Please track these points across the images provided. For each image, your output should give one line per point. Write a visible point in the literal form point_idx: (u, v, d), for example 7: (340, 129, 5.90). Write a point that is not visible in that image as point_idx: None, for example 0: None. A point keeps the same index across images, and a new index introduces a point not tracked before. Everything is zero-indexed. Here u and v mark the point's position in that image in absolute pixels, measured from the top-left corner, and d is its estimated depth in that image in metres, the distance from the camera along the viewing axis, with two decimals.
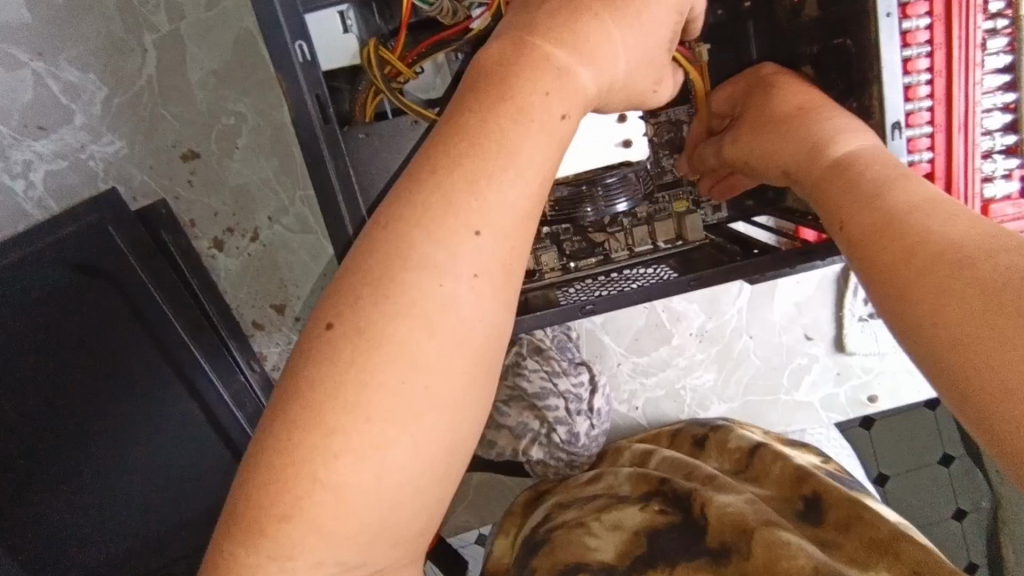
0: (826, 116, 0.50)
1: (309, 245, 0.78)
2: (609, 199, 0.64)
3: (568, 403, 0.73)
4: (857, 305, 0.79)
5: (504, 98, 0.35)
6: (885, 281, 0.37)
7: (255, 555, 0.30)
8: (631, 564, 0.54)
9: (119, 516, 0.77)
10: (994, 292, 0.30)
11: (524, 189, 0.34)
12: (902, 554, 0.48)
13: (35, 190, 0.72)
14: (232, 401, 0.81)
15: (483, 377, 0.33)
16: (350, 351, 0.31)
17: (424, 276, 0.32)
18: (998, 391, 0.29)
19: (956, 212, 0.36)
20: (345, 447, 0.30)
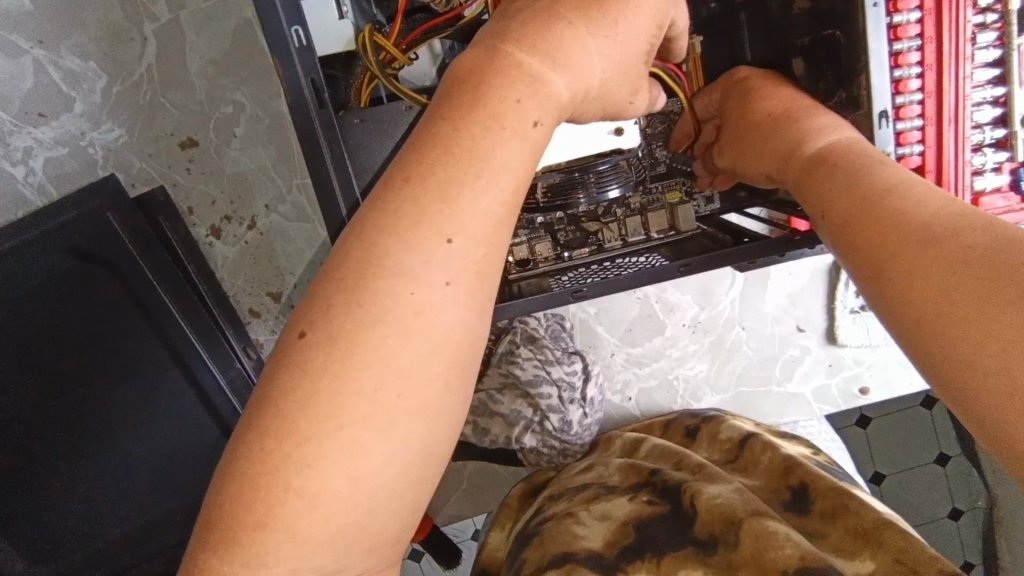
0: (808, 115, 0.52)
1: (306, 234, 0.79)
2: (602, 186, 0.64)
3: (561, 391, 0.74)
4: (849, 298, 0.80)
5: (477, 106, 0.35)
6: (862, 263, 0.37)
7: (229, 564, 0.31)
8: (619, 554, 0.55)
9: (119, 502, 0.78)
10: (958, 268, 0.31)
11: (496, 197, 0.35)
12: (885, 541, 0.49)
13: (34, 176, 0.72)
14: (230, 389, 0.82)
15: (457, 386, 0.34)
16: (323, 358, 0.31)
17: (396, 283, 0.32)
18: (961, 363, 0.30)
19: (928, 194, 0.37)
20: (317, 456, 0.30)
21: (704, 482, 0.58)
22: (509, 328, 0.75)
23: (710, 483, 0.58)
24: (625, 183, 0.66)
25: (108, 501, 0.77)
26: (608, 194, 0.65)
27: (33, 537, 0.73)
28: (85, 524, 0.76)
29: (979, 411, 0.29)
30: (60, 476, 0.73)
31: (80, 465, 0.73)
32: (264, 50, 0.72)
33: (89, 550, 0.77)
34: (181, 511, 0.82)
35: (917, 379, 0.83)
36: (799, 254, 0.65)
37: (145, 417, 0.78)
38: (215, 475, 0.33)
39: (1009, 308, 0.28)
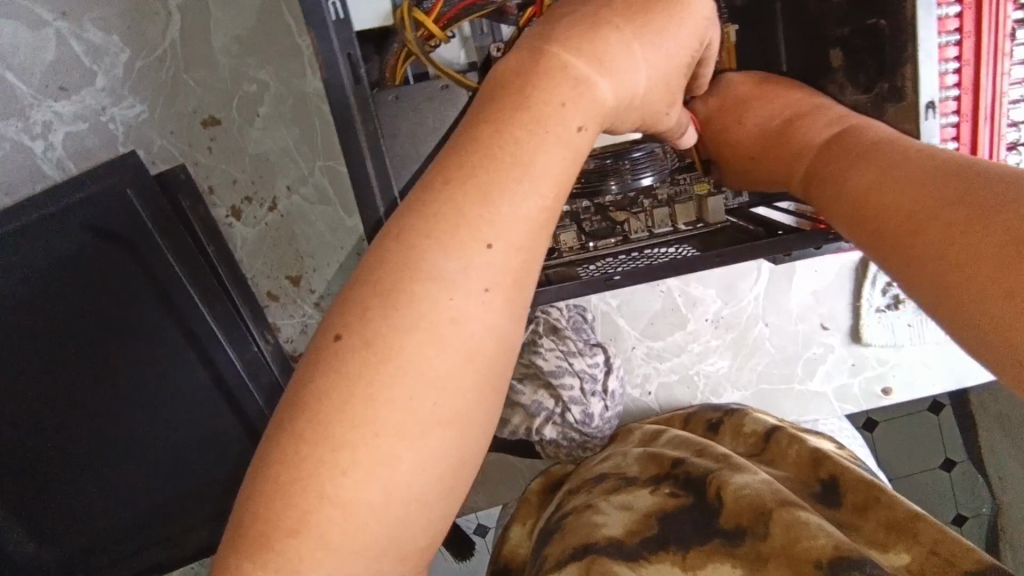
0: (805, 127, 0.56)
1: (327, 217, 0.78)
2: (637, 173, 0.63)
3: (583, 383, 0.73)
4: (875, 297, 0.78)
5: (522, 109, 0.34)
6: (873, 250, 0.43)
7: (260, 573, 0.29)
8: (641, 544, 0.53)
9: (138, 481, 0.78)
10: (949, 240, 0.37)
11: (538, 203, 0.33)
12: (921, 534, 0.47)
13: (54, 151, 0.71)
14: (245, 369, 0.79)
15: (492, 395, 0.33)
16: (358, 364, 0.30)
17: (433, 287, 0.31)
18: (968, 317, 0.35)
19: (906, 178, 0.42)
20: (353, 463, 0.29)
21: (731, 472, 0.57)
22: (531, 317, 0.73)
23: (735, 473, 0.56)
24: (659, 171, 0.65)
25: (129, 478, 0.77)
26: (641, 181, 0.63)
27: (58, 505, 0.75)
28: (110, 495, 0.77)
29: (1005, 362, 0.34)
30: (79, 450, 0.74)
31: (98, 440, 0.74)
32: (291, 28, 0.71)
33: (112, 523, 0.79)
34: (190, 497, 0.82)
35: (940, 381, 0.82)
36: (834, 248, 0.64)
37: (157, 400, 0.77)
38: (243, 480, 0.31)
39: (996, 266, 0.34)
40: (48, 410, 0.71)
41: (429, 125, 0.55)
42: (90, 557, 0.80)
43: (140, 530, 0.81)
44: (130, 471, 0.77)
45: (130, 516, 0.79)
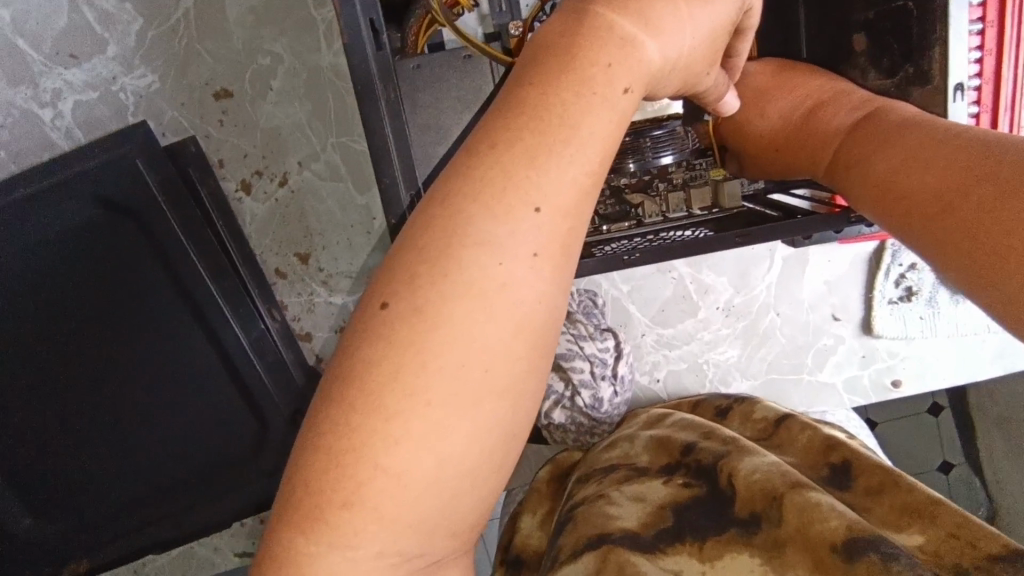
0: (829, 113, 0.55)
1: (339, 194, 0.77)
2: (657, 151, 0.70)
3: (593, 367, 0.72)
4: (888, 288, 0.78)
5: (569, 70, 0.33)
6: (903, 232, 0.42)
7: (315, 544, 0.29)
8: (655, 535, 0.52)
9: (137, 456, 0.77)
10: (984, 215, 0.36)
11: (584, 168, 0.32)
12: (939, 517, 0.47)
13: (63, 120, 0.71)
14: (253, 349, 0.77)
15: (540, 367, 0.32)
16: (407, 331, 0.29)
17: (480, 252, 0.30)
18: (1007, 292, 0.34)
19: (934, 159, 0.41)
20: (405, 434, 0.29)
21: (740, 457, 0.56)
22: None
23: (745, 457, 0.56)
24: (680, 150, 0.71)
25: (129, 453, 0.77)
26: (662, 159, 0.70)
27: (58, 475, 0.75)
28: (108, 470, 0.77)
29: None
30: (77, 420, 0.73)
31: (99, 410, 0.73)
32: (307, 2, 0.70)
33: (112, 498, 0.78)
34: (193, 476, 0.80)
35: (953, 375, 0.81)
36: (855, 231, 0.64)
37: (162, 376, 0.76)
38: (290, 456, 0.31)
39: None
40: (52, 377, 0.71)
41: (448, 94, 0.55)
42: (88, 534, 0.79)
43: (136, 508, 0.80)
44: (131, 446, 0.77)
45: (129, 493, 0.79)
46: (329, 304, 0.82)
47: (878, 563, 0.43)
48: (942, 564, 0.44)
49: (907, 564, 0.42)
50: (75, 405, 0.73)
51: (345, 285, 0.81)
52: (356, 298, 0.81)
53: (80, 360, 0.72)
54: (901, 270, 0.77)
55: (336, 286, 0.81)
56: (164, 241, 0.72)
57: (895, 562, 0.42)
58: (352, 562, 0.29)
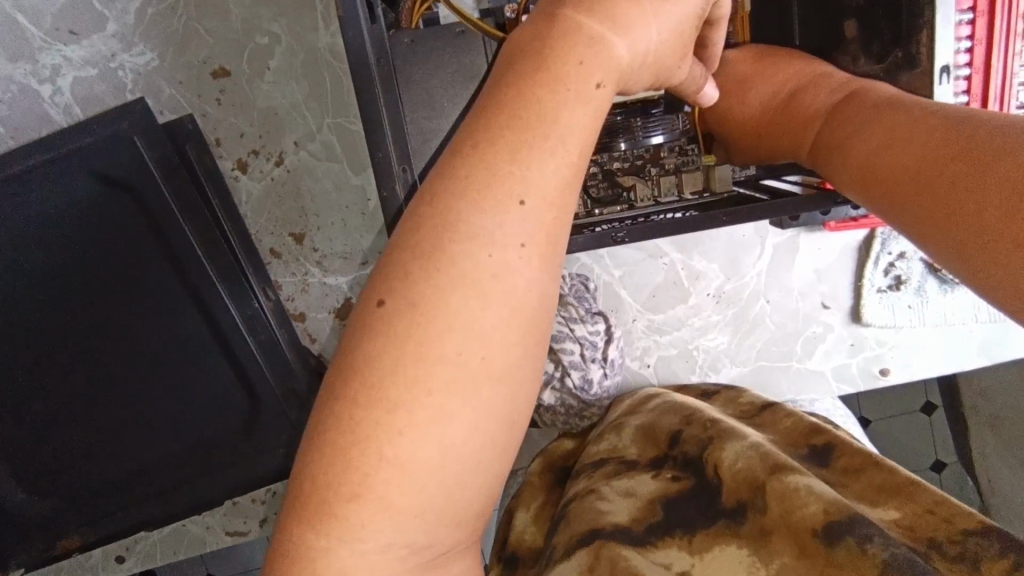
0: (809, 98, 0.56)
1: (334, 174, 0.79)
2: (646, 130, 0.69)
3: (583, 349, 0.73)
4: (877, 276, 0.79)
5: (541, 69, 0.34)
6: (886, 211, 0.43)
7: (325, 538, 0.30)
8: (647, 529, 0.51)
9: (128, 429, 0.78)
10: (963, 188, 0.37)
11: (564, 160, 0.34)
12: (918, 495, 0.47)
13: (61, 95, 0.73)
14: (244, 323, 0.77)
15: (536, 354, 0.33)
16: (405, 327, 0.30)
17: (472, 245, 0.31)
18: (990, 261, 0.35)
19: (912, 137, 0.42)
20: (408, 423, 0.30)
21: (720, 441, 0.56)
22: None
23: (724, 441, 0.55)
24: (670, 131, 0.70)
25: (120, 425, 0.77)
26: (652, 139, 0.69)
27: (52, 445, 0.76)
28: (100, 444, 0.77)
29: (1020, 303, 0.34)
30: (68, 391, 0.74)
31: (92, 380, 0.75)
32: None
33: (103, 472, 0.79)
34: (186, 452, 0.80)
35: (940, 365, 0.82)
36: (843, 212, 0.66)
37: (156, 356, 0.77)
38: (297, 455, 0.32)
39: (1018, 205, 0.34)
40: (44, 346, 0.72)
41: (440, 71, 0.55)
42: (78, 508, 0.79)
43: (127, 484, 0.80)
44: (122, 420, 0.77)
45: (120, 469, 0.79)
46: (323, 284, 0.83)
47: (856, 547, 0.42)
48: (917, 538, 0.44)
49: (882, 545, 0.41)
50: (71, 378, 0.74)
51: (338, 266, 0.82)
52: (350, 278, 0.83)
53: (81, 335, 0.73)
54: (891, 258, 0.78)
55: (330, 267, 0.82)
56: (165, 225, 0.72)
57: (872, 544, 0.41)
58: (361, 556, 0.30)
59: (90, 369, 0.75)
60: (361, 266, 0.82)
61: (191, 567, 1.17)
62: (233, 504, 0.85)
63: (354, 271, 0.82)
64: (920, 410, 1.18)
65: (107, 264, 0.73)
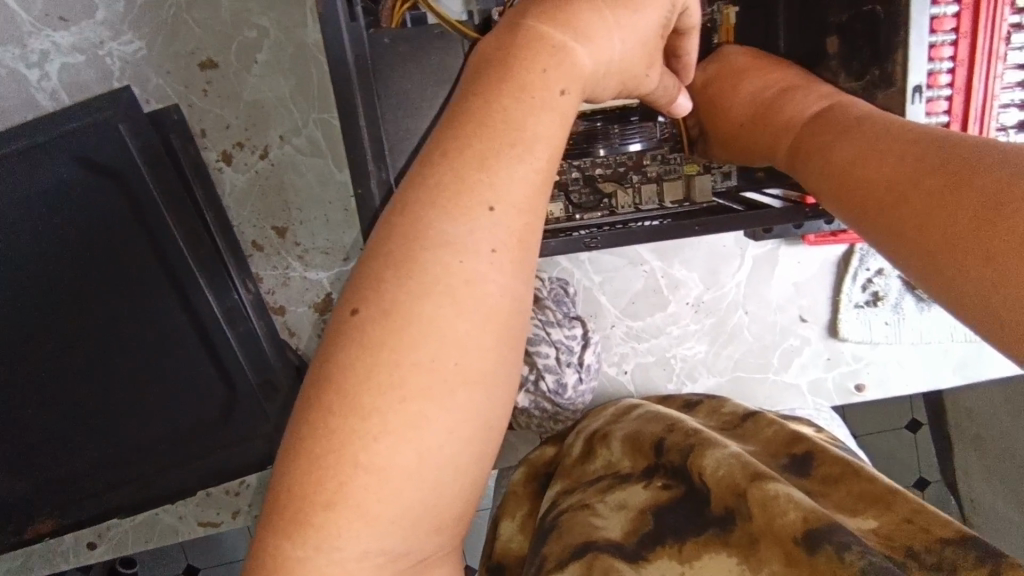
0: (794, 105, 0.56)
1: (318, 169, 0.80)
2: (624, 137, 0.69)
3: (558, 353, 0.73)
4: (854, 292, 0.79)
5: (506, 78, 0.35)
6: (859, 223, 0.43)
7: (302, 547, 0.30)
8: (639, 542, 0.50)
9: (104, 416, 0.78)
10: (934, 204, 0.37)
11: (532, 166, 0.34)
12: (896, 505, 0.46)
13: (49, 81, 0.74)
14: (224, 318, 0.77)
15: (511, 360, 0.33)
16: (379, 333, 0.31)
17: (444, 252, 0.32)
18: (954, 278, 0.35)
19: (890, 152, 0.42)
20: (383, 429, 0.30)
21: (700, 446, 0.54)
22: None
23: (706, 448, 0.53)
24: (648, 139, 0.70)
25: (96, 412, 0.78)
26: (629, 146, 0.70)
27: (29, 428, 0.76)
28: (78, 429, 0.78)
29: (984, 320, 0.34)
30: (46, 374, 0.75)
31: (71, 363, 0.75)
32: None
33: (79, 459, 0.79)
34: (164, 440, 0.80)
35: (916, 382, 0.82)
36: (816, 226, 0.67)
37: (136, 345, 0.77)
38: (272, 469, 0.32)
39: (982, 223, 0.34)
40: (24, 328, 0.73)
41: (419, 72, 0.56)
42: (54, 494, 0.79)
43: (102, 472, 0.80)
44: (100, 407, 0.78)
45: (96, 456, 0.79)
46: (304, 279, 0.84)
47: (835, 555, 0.41)
48: (893, 546, 0.43)
49: (861, 552, 0.41)
50: (50, 362, 0.75)
51: (319, 261, 0.83)
52: (331, 274, 0.83)
53: (63, 322, 0.74)
54: (868, 275, 0.79)
55: (311, 261, 0.83)
56: (149, 216, 0.73)
57: (850, 552, 0.40)
58: (338, 564, 0.30)
59: (68, 353, 0.75)
60: (343, 263, 0.83)
61: (171, 562, 1.17)
62: (207, 494, 0.86)
63: (336, 266, 0.83)
64: (905, 426, 1.18)
65: (91, 251, 0.73)
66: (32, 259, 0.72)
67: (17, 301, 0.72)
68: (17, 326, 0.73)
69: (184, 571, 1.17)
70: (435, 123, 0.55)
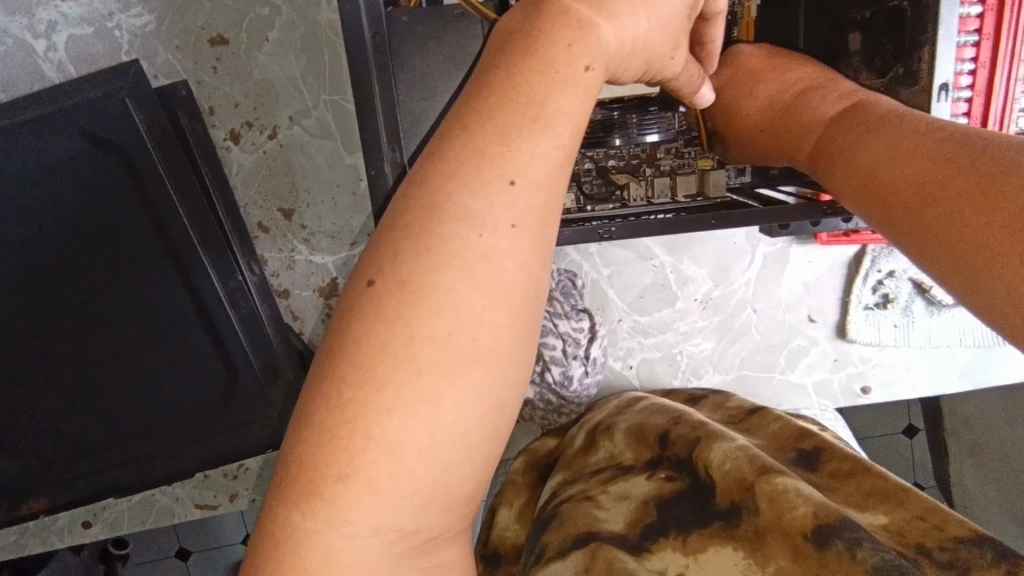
0: (817, 100, 0.55)
1: (327, 151, 0.78)
2: (642, 129, 0.67)
3: (566, 345, 0.72)
4: (865, 293, 0.78)
5: (529, 52, 0.34)
6: (883, 223, 0.42)
7: (312, 520, 0.29)
8: (643, 534, 0.49)
9: (104, 393, 0.77)
10: (964, 204, 0.36)
11: (555, 142, 0.33)
12: (908, 502, 0.45)
13: (55, 52, 0.73)
14: (227, 299, 0.76)
15: (528, 338, 0.32)
16: (395, 305, 0.30)
17: (462, 226, 0.31)
18: (984, 282, 0.34)
19: (918, 151, 0.41)
20: (397, 403, 0.29)
21: (707, 440, 0.53)
22: None
23: (713, 441, 0.52)
24: (666, 130, 0.68)
25: (95, 389, 0.77)
26: (646, 137, 0.67)
27: (27, 403, 0.76)
28: (76, 405, 0.77)
29: (1013, 323, 0.33)
30: (46, 349, 0.74)
31: (70, 339, 0.75)
32: None
33: (77, 435, 0.78)
34: (162, 419, 0.79)
35: (922, 386, 0.82)
36: (834, 225, 0.66)
37: (138, 322, 0.76)
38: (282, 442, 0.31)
39: (1014, 226, 0.33)
40: (24, 302, 0.72)
41: (435, 52, 0.55)
42: (51, 471, 0.79)
43: (99, 449, 0.79)
44: (99, 384, 0.77)
45: (94, 433, 0.78)
46: (309, 262, 0.83)
47: (846, 552, 0.40)
48: (906, 543, 0.42)
49: (872, 548, 0.40)
50: (51, 337, 0.74)
51: (326, 244, 0.82)
52: (337, 258, 0.82)
53: (64, 296, 0.73)
54: (879, 276, 0.78)
55: (317, 245, 0.82)
56: (154, 191, 0.71)
57: (862, 548, 0.40)
58: (349, 540, 0.29)
59: (69, 329, 0.74)
60: (349, 248, 0.82)
61: (164, 544, 1.17)
62: (203, 478, 0.86)
63: (342, 251, 0.82)
64: (902, 432, 1.21)
65: (94, 225, 0.72)
66: (34, 231, 0.71)
67: (18, 273, 0.72)
68: (18, 299, 0.72)
69: (175, 554, 1.17)
70: (451, 104, 0.54)
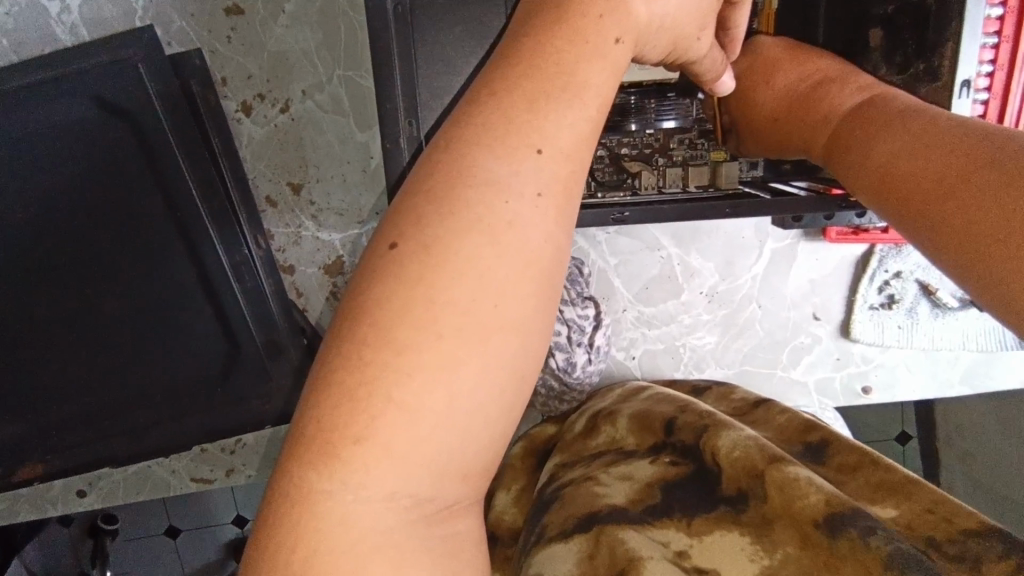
0: (836, 91, 0.54)
1: (339, 126, 0.78)
2: (660, 114, 0.68)
3: (570, 332, 0.72)
4: (871, 293, 0.78)
5: (560, 22, 0.34)
6: (898, 215, 0.42)
7: (327, 480, 0.29)
8: (646, 511, 0.49)
9: (105, 362, 0.77)
10: (983, 196, 0.36)
11: (581, 114, 0.33)
12: (917, 495, 0.45)
13: (69, 15, 0.72)
14: (232, 272, 0.76)
15: (548, 309, 0.32)
16: (417, 267, 0.30)
17: (487, 192, 0.31)
18: (997, 273, 0.34)
19: (939, 143, 0.41)
20: (416, 366, 0.29)
21: (714, 429, 0.53)
22: None
23: (720, 429, 0.52)
24: (682, 117, 0.69)
25: (96, 356, 0.76)
26: (663, 123, 0.68)
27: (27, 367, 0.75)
28: (76, 372, 0.76)
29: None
30: (48, 314, 0.74)
31: (73, 305, 0.74)
32: None
33: (76, 402, 0.78)
34: (161, 391, 0.79)
35: (921, 389, 0.82)
36: (847, 219, 0.66)
37: (142, 291, 0.75)
38: (298, 403, 0.31)
39: None
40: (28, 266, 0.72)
41: (455, 27, 0.55)
42: (46, 437, 0.78)
43: (97, 418, 0.78)
44: (100, 352, 0.76)
45: (93, 401, 0.78)
46: (316, 238, 0.83)
47: (858, 539, 0.40)
48: (916, 536, 0.42)
49: (885, 537, 0.39)
50: (53, 302, 0.74)
51: (333, 221, 0.82)
52: (344, 236, 0.82)
53: (68, 261, 0.73)
54: (886, 277, 0.77)
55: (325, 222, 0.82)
56: (163, 160, 0.71)
57: (875, 537, 0.39)
58: (364, 503, 0.29)
59: (71, 294, 0.74)
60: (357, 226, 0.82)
61: (154, 521, 1.16)
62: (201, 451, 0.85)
63: (350, 229, 0.82)
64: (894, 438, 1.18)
65: (101, 191, 0.72)
66: (40, 195, 0.70)
67: (22, 237, 0.71)
68: (21, 263, 0.72)
69: (165, 531, 1.16)
70: (468, 82, 0.54)
